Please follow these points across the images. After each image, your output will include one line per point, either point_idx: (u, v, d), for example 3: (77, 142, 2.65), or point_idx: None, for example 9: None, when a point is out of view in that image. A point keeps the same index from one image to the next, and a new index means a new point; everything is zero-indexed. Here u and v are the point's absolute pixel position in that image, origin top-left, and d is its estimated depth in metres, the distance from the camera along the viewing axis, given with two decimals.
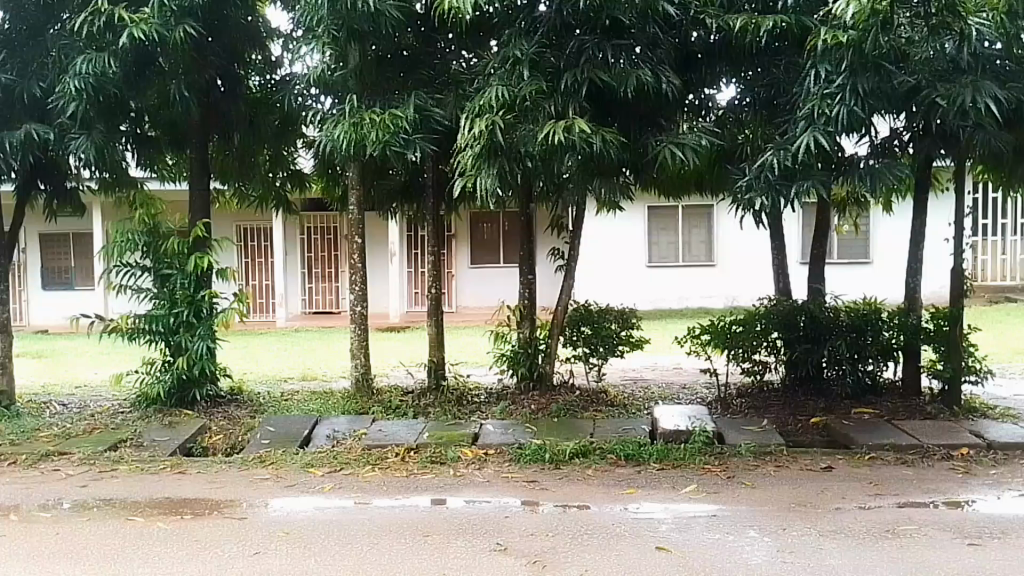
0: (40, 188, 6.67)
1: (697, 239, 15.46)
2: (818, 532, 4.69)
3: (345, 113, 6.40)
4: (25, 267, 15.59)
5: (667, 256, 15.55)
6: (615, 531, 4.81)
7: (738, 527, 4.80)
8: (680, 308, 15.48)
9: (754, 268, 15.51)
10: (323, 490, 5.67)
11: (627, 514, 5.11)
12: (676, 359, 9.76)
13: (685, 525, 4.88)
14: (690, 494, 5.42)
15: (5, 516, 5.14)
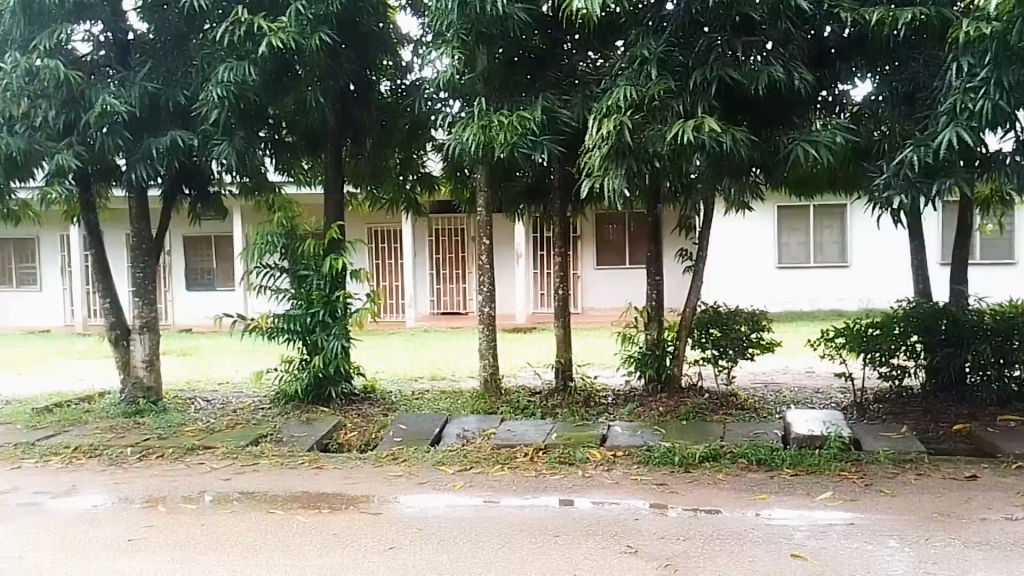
0: (186, 192, 6.94)
1: (830, 239, 15.11)
2: (964, 542, 4.49)
3: (474, 116, 6.42)
4: (171, 268, 15.97)
5: (798, 256, 15.25)
6: (750, 536, 4.71)
7: (878, 536, 4.63)
8: (811, 311, 15.18)
9: (892, 269, 15.03)
10: (453, 489, 5.73)
11: (761, 519, 4.99)
12: (808, 364, 9.61)
13: (822, 533, 4.72)
14: (827, 501, 5.23)
15: (154, 507, 5.40)
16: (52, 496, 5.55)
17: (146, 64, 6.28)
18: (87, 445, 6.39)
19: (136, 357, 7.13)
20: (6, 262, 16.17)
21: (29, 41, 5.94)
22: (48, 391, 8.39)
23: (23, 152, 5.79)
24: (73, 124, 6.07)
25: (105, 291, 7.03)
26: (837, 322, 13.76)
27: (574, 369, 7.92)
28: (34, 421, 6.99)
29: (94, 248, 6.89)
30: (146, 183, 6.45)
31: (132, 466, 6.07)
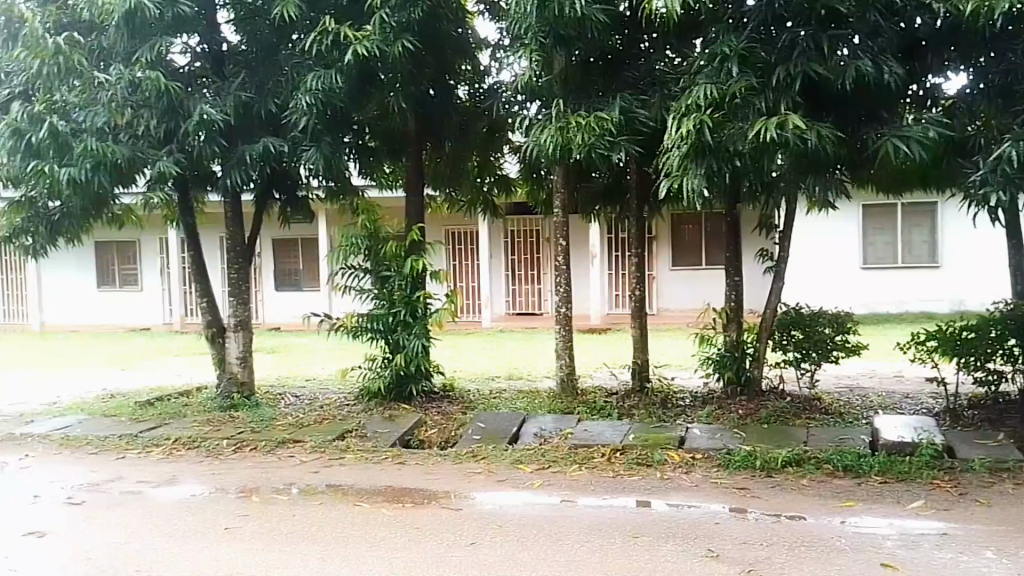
0: (276, 197, 7.24)
1: (919, 238, 14.58)
2: None
3: (552, 118, 6.45)
4: (261, 269, 16.54)
5: (885, 256, 14.73)
6: (837, 544, 4.61)
7: (974, 548, 4.46)
8: (899, 313, 14.65)
9: (986, 269, 14.41)
10: (532, 487, 5.81)
11: (847, 527, 4.86)
12: (895, 367, 9.32)
13: (913, 542, 4.58)
14: (918, 510, 5.06)
15: (248, 497, 5.67)
16: (154, 485, 5.91)
17: (240, 74, 6.55)
18: (186, 437, 6.77)
19: (230, 354, 7.52)
20: (111, 264, 17.10)
21: (133, 53, 6.21)
22: (150, 385, 8.91)
23: (128, 160, 6.08)
24: (172, 132, 6.36)
25: (203, 291, 7.41)
26: (927, 324, 13.27)
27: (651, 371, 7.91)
28: (138, 413, 7.45)
29: (192, 250, 7.25)
30: (240, 188, 6.74)
31: (227, 458, 6.39)
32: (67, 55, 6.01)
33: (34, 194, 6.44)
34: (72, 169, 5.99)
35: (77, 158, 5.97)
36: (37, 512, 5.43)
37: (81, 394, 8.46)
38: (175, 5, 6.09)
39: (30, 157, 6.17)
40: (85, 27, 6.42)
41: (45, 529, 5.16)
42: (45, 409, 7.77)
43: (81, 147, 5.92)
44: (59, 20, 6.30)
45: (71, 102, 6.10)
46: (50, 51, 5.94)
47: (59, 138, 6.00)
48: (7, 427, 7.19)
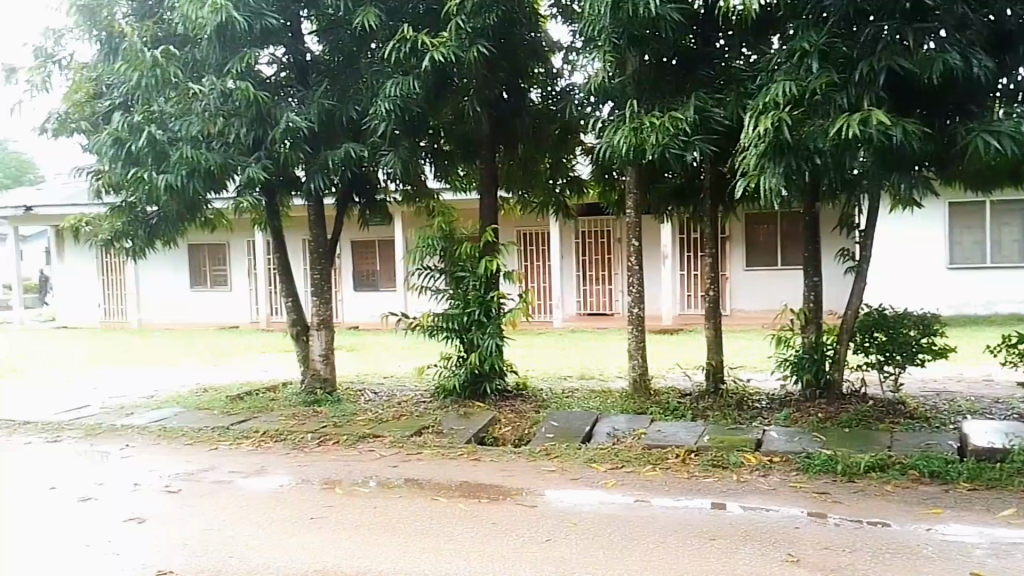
0: (355, 200, 7.49)
1: (1010, 237, 13.93)
2: None
3: (625, 119, 6.44)
4: (341, 271, 16.94)
5: (973, 256, 14.15)
6: (923, 551, 4.49)
7: None
8: (988, 315, 14.04)
9: None
10: (606, 486, 5.85)
11: (935, 535, 4.72)
12: (985, 371, 8.96)
13: (1006, 552, 4.42)
14: (1010, 519, 4.88)
15: (332, 489, 5.91)
16: (243, 475, 6.21)
17: (323, 83, 6.80)
18: (273, 430, 7.08)
19: (313, 351, 7.84)
20: (203, 264, 17.84)
21: (223, 64, 6.50)
22: (238, 381, 9.36)
23: (220, 167, 6.40)
24: (260, 139, 6.67)
25: (287, 291, 7.72)
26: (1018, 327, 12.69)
27: (726, 373, 7.85)
28: (229, 407, 7.84)
29: (277, 252, 7.56)
30: (322, 192, 7.01)
31: (311, 451, 6.66)
32: (164, 68, 6.32)
33: (135, 199, 6.85)
34: (169, 175, 6.33)
35: (174, 165, 6.31)
36: (138, 500, 5.79)
37: (176, 388, 8.96)
38: (263, 18, 6.36)
39: (128, 164, 6.53)
40: (178, 40, 6.73)
41: (146, 514, 5.50)
42: (145, 401, 8.26)
43: (178, 154, 6.26)
44: (156, 34, 6.62)
45: (166, 111, 6.41)
46: (148, 64, 6.26)
47: (156, 146, 6.36)
48: (111, 418, 7.68)
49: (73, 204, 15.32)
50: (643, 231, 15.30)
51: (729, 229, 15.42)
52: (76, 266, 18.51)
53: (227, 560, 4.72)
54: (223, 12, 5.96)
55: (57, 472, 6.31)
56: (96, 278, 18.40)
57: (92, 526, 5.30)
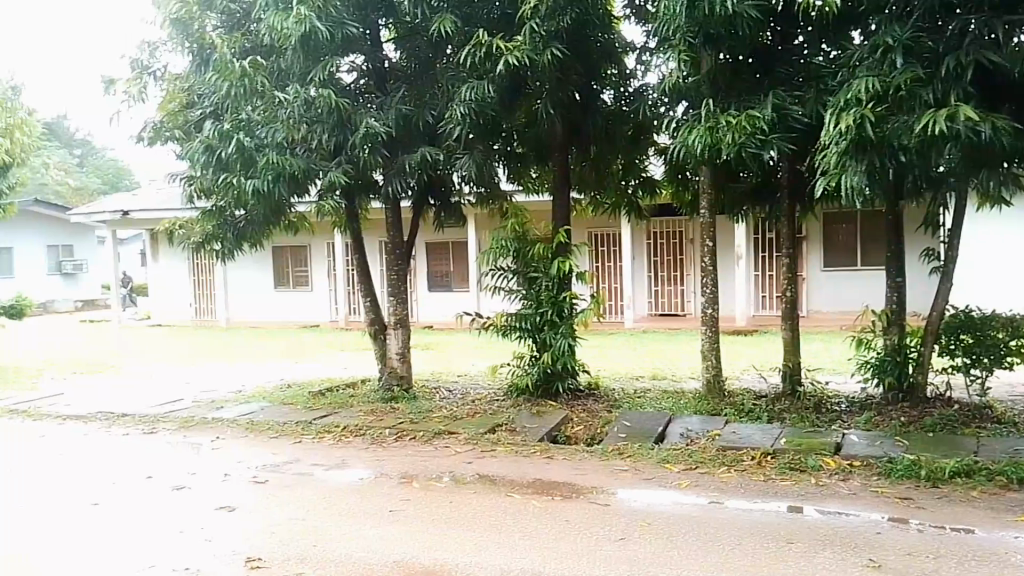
0: (430, 203, 7.69)
1: None
2: None
3: (700, 118, 6.40)
4: (415, 273, 17.26)
5: None
6: (1014, 561, 4.34)
7: None
8: None
9: None
10: (680, 486, 5.86)
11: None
12: None
13: None
14: None
15: (409, 483, 6.09)
16: (324, 468, 6.46)
17: (401, 89, 7.00)
18: (352, 425, 7.34)
19: (390, 350, 8.09)
20: (286, 266, 18.45)
21: (306, 73, 6.74)
22: (317, 377, 9.73)
23: (304, 172, 6.67)
24: (340, 144, 6.90)
25: (366, 292, 8.00)
26: None
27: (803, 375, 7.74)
28: (311, 402, 8.17)
29: (357, 253, 7.82)
30: (399, 195, 7.24)
31: (389, 446, 6.88)
32: (252, 77, 6.62)
33: (224, 203, 7.18)
34: (256, 180, 6.62)
35: (261, 170, 6.56)
36: (227, 489, 6.09)
37: (261, 383, 9.38)
38: (344, 27, 6.57)
39: (219, 170, 6.85)
40: (264, 50, 7.02)
41: (236, 504, 5.79)
42: (234, 395, 8.69)
43: (263, 160, 6.53)
44: (244, 46, 6.92)
45: (253, 119, 6.65)
46: (237, 74, 6.57)
47: (244, 153, 6.60)
48: (202, 411, 8.11)
49: (166, 208, 16.09)
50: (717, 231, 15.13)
51: (805, 228, 15.13)
52: (170, 269, 19.43)
53: (312, 549, 4.93)
54: (307, 22, 6.21)
55: (154, 461, 6.71)
56: (187, 279, 19.28)
57: (187, 513, 5.62)
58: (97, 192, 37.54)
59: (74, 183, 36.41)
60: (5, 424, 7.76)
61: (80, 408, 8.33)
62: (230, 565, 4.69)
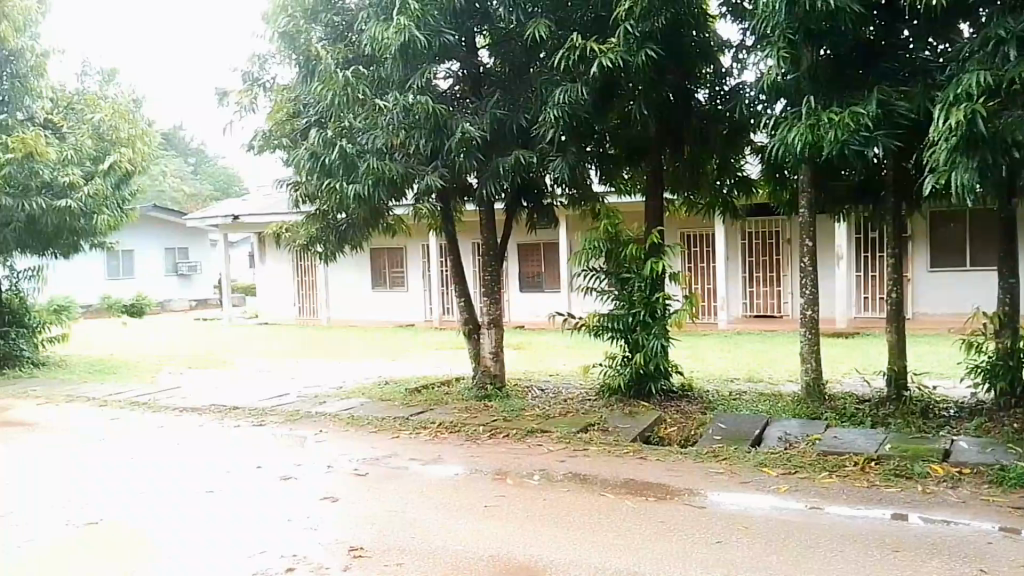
0: (523, 205, 7.83)
1: None
2: None
3: (800, 116, 6.29)
4: (507, 274, 17.51)
5: None
6: None
7: None
8: None
9: None
10: (778, 491, 5.77)
11: None
12: None
13: None
14: None
15: (504, 480, 6.22)
16: (420, 463, 6.67)
17: (495, 94, 7.14)
18: (447, 422, 7.56)
19: (484, 349, 8.31)
20: (383, 268, 19.00)
21: (404, 81, 6.95)
22: (413, 374, 10.04)
23: (402, 176, 6.92)
24: (437, 149, 7.05)
25: (461, 291, 8.25)
26: None
27: (909, 379, 7.57)
28: (408, 399, 8.45)
29: (452, 254, 8.04)
30: (493, 198, 7.39)
31: (483, 443, 7.04)
32: (354, 86, 6.87)
33: (326, 208, 7.57)
34: (358, 185, 6.94)
35: (361, 176, 6.90)
36: (329, 481, 6.37)
37: (361, 380, 9.75)
38: (441, 35, 6.76)
39: (322, 176, 7.20)
40: (365, 59, 7.26)
41: (339, 494, 6.05)
42: (336, 390, 9.07)
43: (365, 166, 6.84)
44: (346, 56, 7.18)
45: (355, 126, 6.96)
46: (340, 83, 6.85)
47: (347, 158, 6.96)
48: (307, 405, 8.50)
49: (273, 212, 16.81)
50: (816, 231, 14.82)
51: (910, 228, 14.59)
52: (276, 270, 20.41)
53: (411, 541, 5.11)
54: (406, 31, 6.44)
55: (261, 452, 7.07)
56: (292, 280, 20.13)
57: (293, 502, 5.90)
58: (211, 198, 39.70)
59: (187, 189, 38.56)
60: (130, 415, 8.36)
61: (196, 400, 8.89)
62: (334, 553, 4.92)
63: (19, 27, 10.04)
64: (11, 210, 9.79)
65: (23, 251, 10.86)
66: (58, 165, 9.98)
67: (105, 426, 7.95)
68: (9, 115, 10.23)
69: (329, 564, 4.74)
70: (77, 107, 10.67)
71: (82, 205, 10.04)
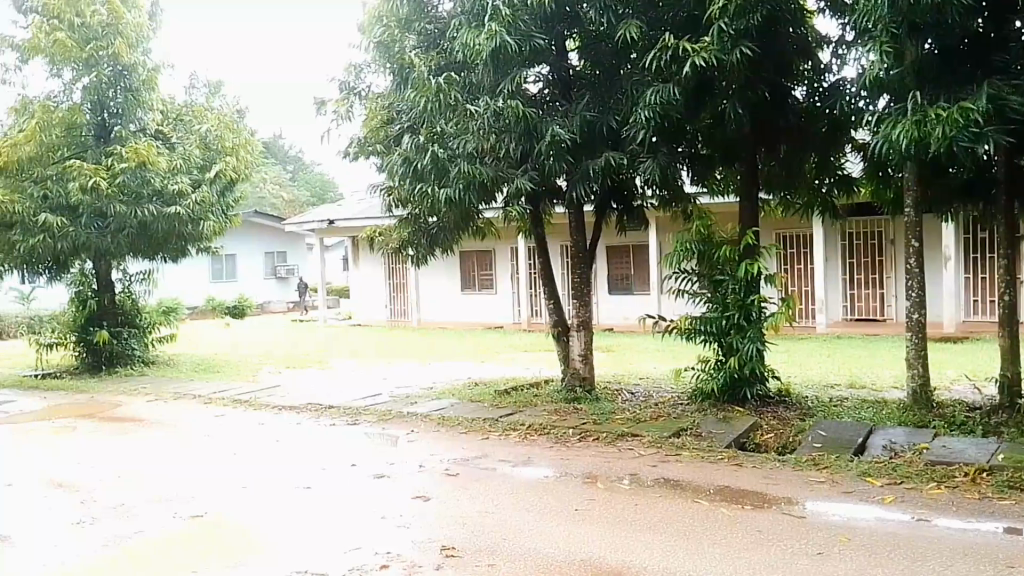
0: (613, 207, 7.84)
1: None
2: None
3: (905, 112, 6.02)
4: (596, 277, 17.47)
5: None
6: None
7: None
8: None
9: None
10: (883, 501, 5.49)
11: None
12: None
13: None
14: None
15: (594, 484, 6.15)
16: (510, 465, 6.68)
17: (586, 97, 7.16)
18: (537, 424, 7.58)
19: (573, 351, 8.36)
20: (473, 270, 19.28)
21: (495, 86, 7.02)
22: (502, 376, 10.13)
23: (492, 179, 7.00)
24: (527, 152, 7.10)
25: (550, 293, 8.34)
26: None
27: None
28: (496, 402, 8.53)
29: (541, 257, 8.15)
30: (584, 200, 7.40)
31: (573, 446, 7.02)
32: (446, 92, 7.02)
33: (419, 211, 7.83)
34: (449, 189, 7.08)
35: (453, 180, 7.03)
36: (419, 480, 6.45)
37: (450, 380, 9.92)
38: (532, 39, 6.82)
39: (415, 180, 7.39)
40: (457, 66, 7.38)
41: (430, 494, 6.12)
42: (427, 391, 9.24)
43: (457, 170, 6.95)
44: (439, 63, 7.33)
45: (447, 131, 7.10)
46: (434, 90, 7.00)
47: (438, 163, 7.10)
48: (398, 407, 8.68)
49: (366, 217, 17.25)
50: (923, 232, 14.31)
51: None
52: (368, 272, 20.94)
53: (501, 542, 5.10)
54: (498, 37, 6.53)
55: (354, 451, 7.23)
56: (384, 283, 20.64)
57: (385, 501, 6.00)
58: (308, 204, 41.17)
59: (285, 196, 40.25)
60: (232, 412, 8.74)
61: (294, 398, 9.24)
62: (427, 552, 4.97)
63: (132, 43, 10.71)
64: (125, 216, 10.37)
65: (137, 255, 11.29)
66: (169, 173, 10.62)
67: (209, 423, 8.33)
68: (123, 127, 10.80)
69: (423, 563, 4.79)
70: (185, 118, 11.40)
71: (189, 211, 10.69)
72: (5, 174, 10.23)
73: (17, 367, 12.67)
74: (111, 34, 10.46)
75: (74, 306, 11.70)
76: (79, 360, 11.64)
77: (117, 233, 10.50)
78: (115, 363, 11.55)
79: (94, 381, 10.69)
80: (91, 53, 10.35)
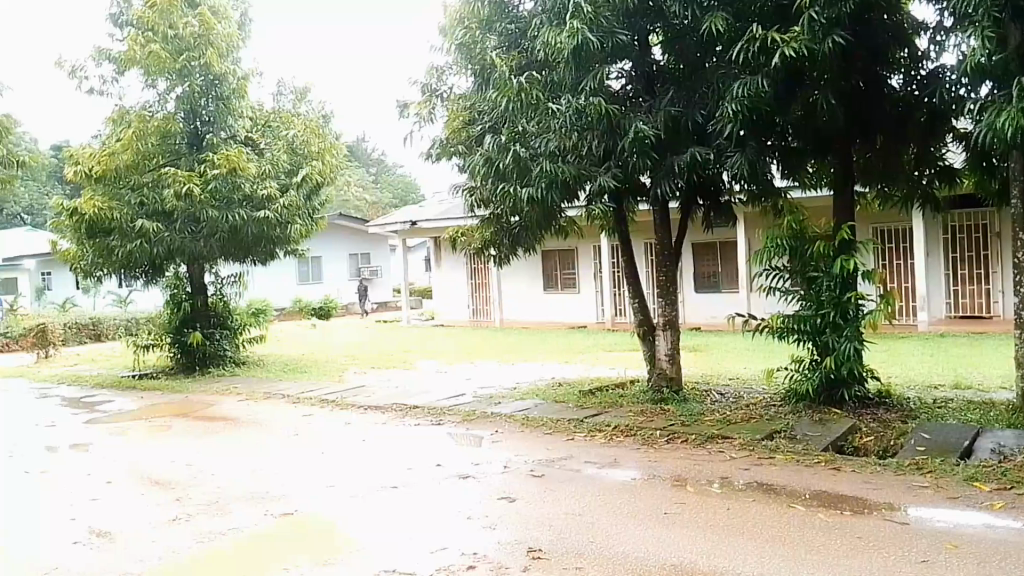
0: (699, 203, 7.75)
1: None
2: None
3: (1012, 99, 5.66)
4: (682, 275, 17.26)
5: None
6: None
7: None
8: None
9: None
10: (992, 507, 5.18)
11: None
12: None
13: None
14: None
15: (685, 487, 6.00)
16: (595, 467, 6.59)
17: (670, 92, 7.06)
18: (623, 425, 7.49)
19: (659, 352, 8.26)
20: (555, 270, 19.30)
21: (576, 84, 6.94)
22: (587, 376, 10.08)
23: (575, 178, 6.91)
24: (610, 149, 7.00)
25: (635, 292, 8.29)
26: None
27: None
28: (579, 403, 8.47)
29: (626, 256, 8.13)
30: (668, 197, 7.29)
31: (662, 447, 6.90)
32: (528, 91, 7.03)
33: (501, 211, 7.89)
34: (532, 188, 7.12)
35: (536, 179, 7.03)
36: (503, 482, 6.41)
37: (533, 380, 9.90)
38: (614, 36, 6.72)
39: (496, 180, 7.43)
40: (538, 65, 7.38)
41: (514, 495, 6.07)
42: (510, 390, 9.24)
43: (539, 169, 6.94)
44: (520, 62, 7.36)
45: (528, 131, 7.12)
46: (515, 90, 7.03)
47: (521, 163, 7.14)
48: (479, 408, 8.71)
49: (450, 219, 17.53)
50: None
51: None
52: (451, 273, 21.19)
53: (588, 545, 5.00)
54: (579, 34, 6.46)
55: (437, 452, 7.25)
56: (466, 283, 20.88)
57: (469, 503, 5.97)
58: (391, 206, 41.99)
59: (370, 198, 41.19)
60: (319, 412, 8.92)
61: (380, 399, 9.39)
62: (513, 553, 4.93)
63: (223, 52, 11.09)
64: (217, 221, 10.74)
65: (228, 259, 11.68)
66: (258, 179, 10.94)
67: (295, 423, 8.50)
68: (214, 134, 11.18)
69: (510, 564, 4.76)
70: (273, 124, 11.73)
71: (277, 215, 10.97)
72: (104, 182, 10.72)
73: (115, 367, 13.29)
74: (202, 44, 10.85)
75: (168, 309, 12.16)
76: (173, 360, 12.11)
77: (209, 236, 10.88)
78: (208, 363, 11.96)
79: (188, 381, 11.09)
80: (184, 64, 10.76)
